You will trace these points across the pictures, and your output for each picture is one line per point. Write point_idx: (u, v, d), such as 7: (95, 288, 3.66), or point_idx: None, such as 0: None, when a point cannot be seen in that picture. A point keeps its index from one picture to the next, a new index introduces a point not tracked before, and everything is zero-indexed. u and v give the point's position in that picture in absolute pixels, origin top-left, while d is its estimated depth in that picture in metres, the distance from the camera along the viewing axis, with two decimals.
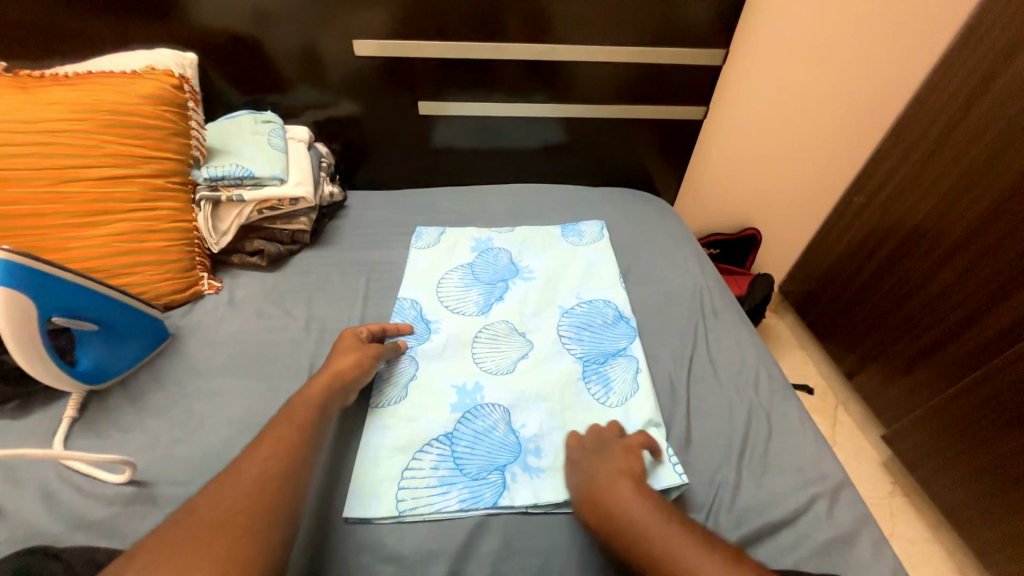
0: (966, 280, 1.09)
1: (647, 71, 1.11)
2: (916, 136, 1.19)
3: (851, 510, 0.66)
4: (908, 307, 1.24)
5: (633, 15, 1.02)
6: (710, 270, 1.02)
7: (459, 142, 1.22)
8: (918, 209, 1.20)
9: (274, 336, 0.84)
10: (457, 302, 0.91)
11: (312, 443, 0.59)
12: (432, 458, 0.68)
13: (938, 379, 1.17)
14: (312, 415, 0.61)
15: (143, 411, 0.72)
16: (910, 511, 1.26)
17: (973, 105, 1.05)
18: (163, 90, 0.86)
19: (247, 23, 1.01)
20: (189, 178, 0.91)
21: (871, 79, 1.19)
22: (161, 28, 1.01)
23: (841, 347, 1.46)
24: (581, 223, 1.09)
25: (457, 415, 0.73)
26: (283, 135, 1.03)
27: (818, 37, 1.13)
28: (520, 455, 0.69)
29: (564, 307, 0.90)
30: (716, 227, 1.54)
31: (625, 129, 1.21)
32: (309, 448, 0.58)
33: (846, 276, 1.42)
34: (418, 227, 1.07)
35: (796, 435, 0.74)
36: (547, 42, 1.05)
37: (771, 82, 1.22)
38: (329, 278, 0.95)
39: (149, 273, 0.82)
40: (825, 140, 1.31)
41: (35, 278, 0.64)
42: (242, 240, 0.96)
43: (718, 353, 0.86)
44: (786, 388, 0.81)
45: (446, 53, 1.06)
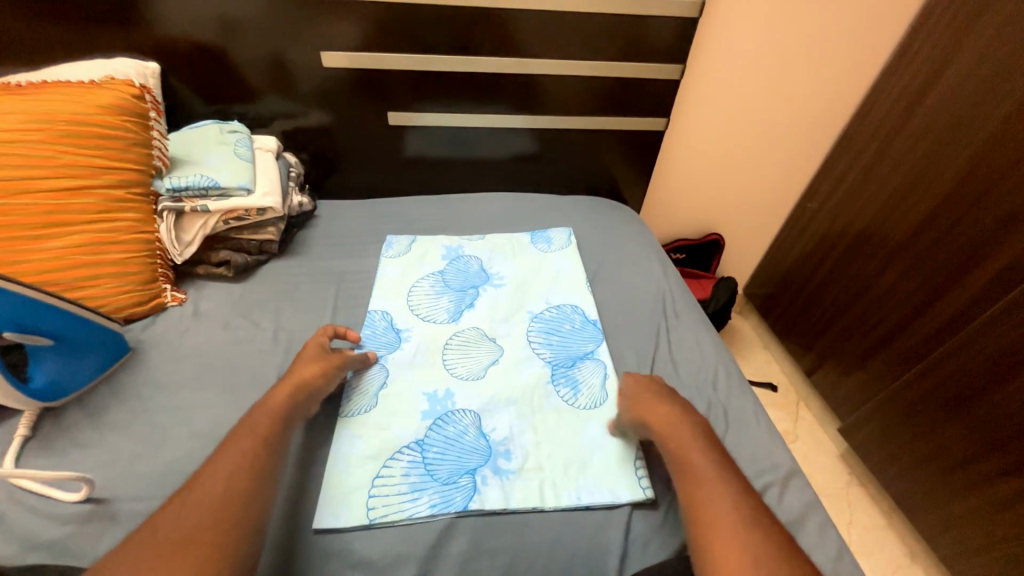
0: (908, 279, 1.18)
1: (610, 84, 1.16)
2: (860, 146, 1.28)
3: (800, 496, 0.71)
4: (858, 305, 1.32)
5: (596, 31, 1.07)
6: (673, 274, 1.07)
7: (430, 152, 1.24)
8: (864, 214, 1.28)
9: (241, 347, 0.83)
10: (428, 310, 0.92)
11: (278, 453, 0.58)
12: (403, 464, 0.69)
13: (886, 372, 1.25)
14: (279, 425, 0.61)
15: (102, 427, 0.70)
16: (866, 499, 1.34)
17: (909, 117, 1.15)
18: (124, 100, 0.85)
19: (213, 33, 1.01)
20: (151, 189, 0.89)
21: (817, 94, 1.28)
22: (121, 36, 1.00)
23: (800, 345, 1.54)
24: (550, 230, 1.12)
25: (428, 421, 0.74)
26: (250, 145, 1.02)
27: (769, 54, 1.21)
28: (490, 458, 0.70)
29: (533, 312, 0.93)
30: (681, 233, 1.60)
31: (591, 140, 1.26)
32: (275, 457, 0.58)
33: (802, 278, 1.50)
34: (388, 237, 1.08)
35: (752, 427, 0.79)
36: (514, 56, 1.09)
37: (729, 96, 1.29)
38: (298, 287, 0.95)
39: (108, 286, 0.80)
40: (778, 150, 1.39)
41: None
42: (208, 250, 0.95)
43: (679, 352, 0.90)
44: (743, 384, 0.86)
45: (416, 65, 1.08)
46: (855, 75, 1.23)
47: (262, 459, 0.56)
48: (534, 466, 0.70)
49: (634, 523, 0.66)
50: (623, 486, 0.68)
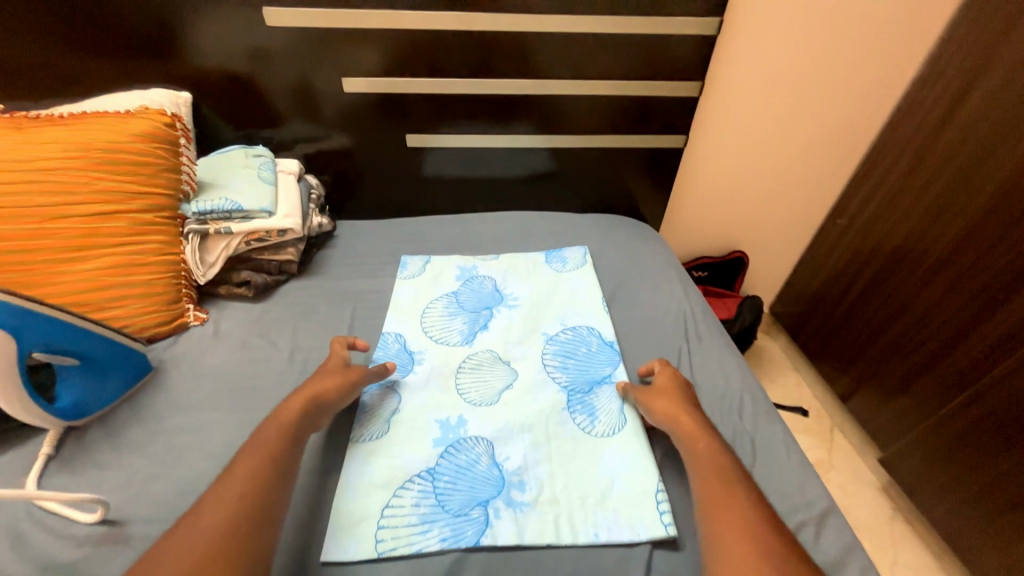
0: (949, 298, 1.11)
1: (628, 102, 1.15)
2: (892, 160, 1.23)
3: (837, 538, 0.65)
4: (896, 327, 1.25)
5: (612, 51, 1.07)
6: (695, 294, 1.03)
7: (449, 172, 1.25)
8: (898, 230, 1.23)
9: (258, 368, 0.84)
10: (442, 331, 0.91)
11: (272, 486, 0.58)
12: (412, 495, 0.67)
13: (930, 398, 1.17)
14: (278, 455, 0.62)
15: (120, 449, 0.70)
16: (912, 537, 1.24)
17: (943, 130, 1.11)
18: (156, 128, 0.88)
19: (242, 63, 1.06)
20: (179, 212, 0.92)
21: (841, 107, 1.24)
22: (158, 68, 1.05)
23: (834, 368, 1.46)
24: (565, 249, 1.10)
25: (439, 449, 0.72)
26: (273, 169, 1.05)
27: (789, 69, 1.19)
28: (503, 490, 0.67)
29: (548, 334, 0.91)
30: (703, 250, 1.56)
31: (609, 158, 1.25)
32: (273, 492, 0.58)
33: (833, 297, 1.44)
34: (404, 257, 1.08)
35: (781, 459, 0.74)
36: (531, 77, 1.10)
37: (749, 111, 1.26)
38: (316, 307, 0.96)
39: (134, 307, 0.83)
40: (802, 167, 1.35)
41: (21, 315, 0.65)
42: (229, 271, 0.97)
43: (702, 376, 0.86)
44: (771, 411, 0.81)
45: (436, 87, 1.10)
46: (881, 88, 1.20)
47: (261, 494, 0.56)
48: (549, 498, 0.67)
49: (655, 563, 0.62)
50: (647, 522, 0.64)
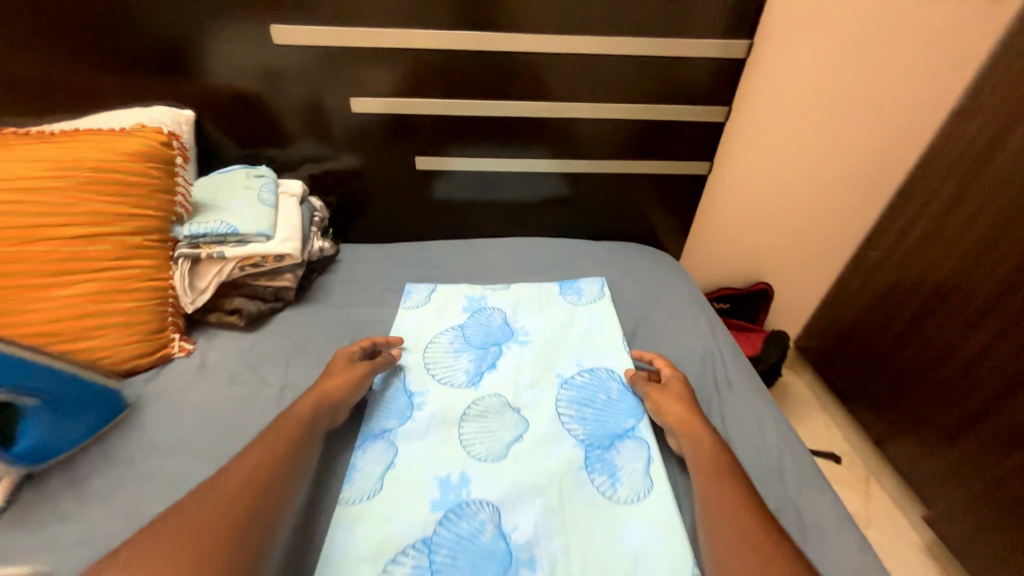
0: (1002, 345, 1.00)
1: (649, 126, 1.09)
2: (932, 190, 1.15)
3: None
4: (940, 372, 1.14)
5: (633, 73, 1.01)
6: (722, 333, 0.94)
7: (459, 195, 1.19)
8: (940, 266, 1.13)
9: (242, 407, 0.76)
10: (445, 370, 0.83)
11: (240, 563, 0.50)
12: (405, 571, 0.58)
13: (984, 454, 1.05)
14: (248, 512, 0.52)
15: (78, 503, 0.63)
16: None
17: (989, 160, 1.02)
18: (150, 146, 0.83)
19: (247, 81, 1.02)
20: (170, 235, 0.86)
21: (876, 135, 1.16)
22: (161, 85, 1.02)
23: (869, 412, 1.34)
24: (580, 280, 1.02)
25: (438, 514, 0.63)
26: (275, 190, 1.00)
27: (819, 96, 1.12)
28: (509, 569, 0.58)
29: (563, 376, 0.82)
30: (726, 281, 1.47)
31: (628, 184, 1.18)
32: (242, 563, 0.48)
33: (866, 335, 1.33)
34: (408, 285, 1.01)
35: (834, 537, 0.64)
36: (545, 100, 1.04)
37: (777, 138, 1.19)
38: (311, 339, 0.89)
39: (113, 337, 0.76)
40: (833, 197, 1.27)
41: None
42: (222, 298, 0.91)
43: (735, 432, 0.76)
44: (817, 476, 0.71)
45: (446, 109, 1.05)
46: (918, 116, 1.12)
47: None
48: None
49: None
50: None
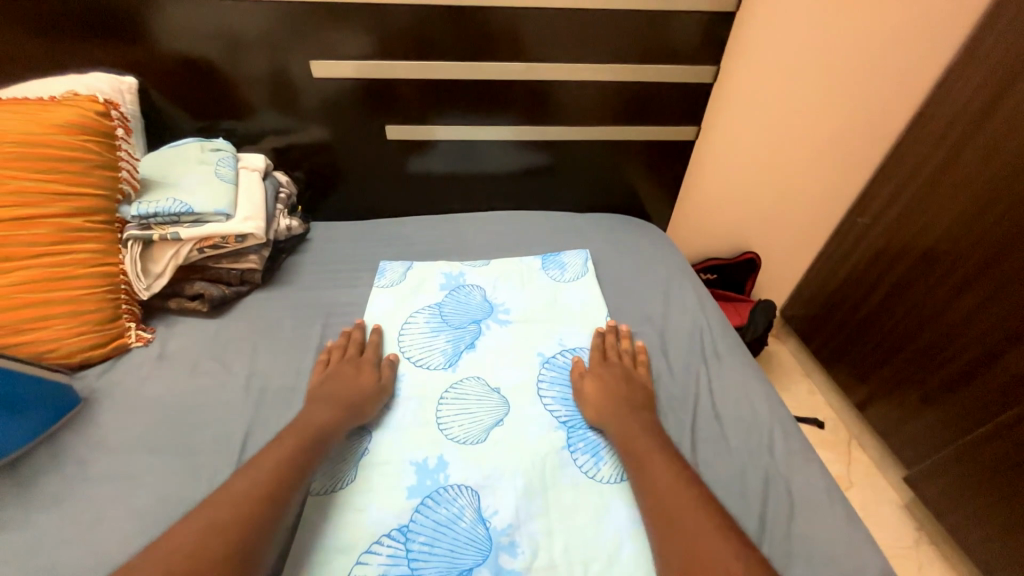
0: (988, 309, 1.00)
1: (634, 88, 1.02)
2: (927, 152, 1.11)
3: None
4: (924, 337, 1.14)
5: (617, 30, 0.94)
6: (711, 306, 0.92)
7: (435, 167, 1.12)
8: (931, 229, 1.11)
9: (206, 397, 0.72)
10: (422, 352, 0.79)
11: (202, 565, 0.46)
12: (381, 561, 0.55)
13: (965, 416, 1.06)
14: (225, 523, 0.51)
15: (27, 505, 0.58)
16: (940, 562, 1.15)
17: (987, 119, 0.98)
18: (85, 117, 0.75)
19: (194, 43, 0.92)
20: (117, 216, 0.80)
21: (869, 96, 1.12)
22: (97, 50, 0.92)
23: (851, 377, 1.35)
24: (563, 254, 0.98)
25: (415, 501, 0.61)
26: (234, 164, 0.93)
27: (809, 57, 1.08)
28: (490, 555, 0.56)
29: (545, 355, 0.79)
30: (713, 251, 1.44)
31: (613, 152, 1.12)
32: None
33: (852, 302, 1.33)
34: (382, 263, 0.96)
35: (824, 510, 0.62)
36: (523, 61, 0.97)
37: (766, 102, 1.14)
38: (280, 323, 0.84)
39: (59, 328, 0.71)
40: (824, 161, 1.23)
41: None
42: (181, 282, 0.85)
43: (724, 405, 0.74)
44: (807, 448, 0.69)
45: (418, 72, 0.97)
46: (915, 74, 1.07)
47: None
48: (544, 564, 0.56)
49: None
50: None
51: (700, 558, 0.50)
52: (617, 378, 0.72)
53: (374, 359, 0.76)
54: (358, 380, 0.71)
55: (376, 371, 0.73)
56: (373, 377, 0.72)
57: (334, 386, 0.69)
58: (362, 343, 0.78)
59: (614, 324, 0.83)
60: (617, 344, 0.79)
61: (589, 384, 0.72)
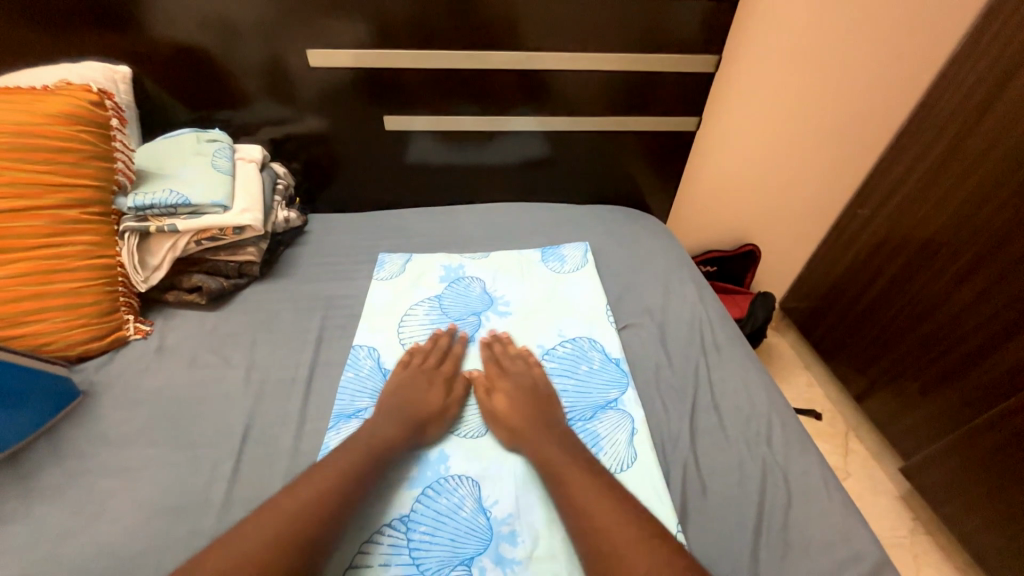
0: (989, 301, 1.00)
1: (635, 78, 1.01)
2: (927, 142, 1.10)
3: None
4: (923, 329, 1.14)
5: (617, 19, 0.93)
6: (710, 298, 0.91)
7: (433, 159, 1.11)
8: (931, 221, 1.10)
9: (206, 389, 0.71)
10: (422, 344, 0.79)
11: None
12: (382, 550, 0.56)
13: (963, 408, 1.07)
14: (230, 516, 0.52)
15: (29, 497, 0.59)
16: (934, 550, 1.16)
17: (989, 110, 0.97)
18: (80, 108, 0.74)
19: (188, 32, 0.91)
20: (113, 208, 0.79)
21: (871, 86, 1.11)
22: (89, 38, 0.91)
23: (850, 369, 1.36)
24: (563, 246, 0.98)
25: (416, 491, 0.61)
26: (230, 155, 0.92)
27: (811, 46, 1.06)
28: (490, 544, 0.57)
29: (545, 347, 0.79)
30: (712, 243, 1.44)
31: (612, 142, 1.11)
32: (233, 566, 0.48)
33: (851, 294, 1.33)
34: (381, 255, 0.96)
35: (820, 500, 0.62)
36: (522, 50, 0.96)
37: (767, 92, 1.13)
38: (279, 315, 0.84)
39: (56, 321, 0.70)
40: (825, 152, 1.22)
41: None
42: (179, 274, 0.84)
43: (723, 396, 0.74)
44: (804, 439, 0.69)
45: (416, 62, 0.96)
46: (919, 64, 1.06)
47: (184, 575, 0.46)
48: (544, 553, 0.56)
49: None
50: None
51: None
52: (523, 392, 0.69)
53: (452, 373, 0.73)
54: (429, 396, 0.68)
55: (447, 389, 0.70)
56: (440, 396, 0.69)
57: (403, 397, 0.68)
58: (445, 354, 0.76)
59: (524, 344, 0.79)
60: (509, 353, 0.77)
61: (498, 401, 0.68)
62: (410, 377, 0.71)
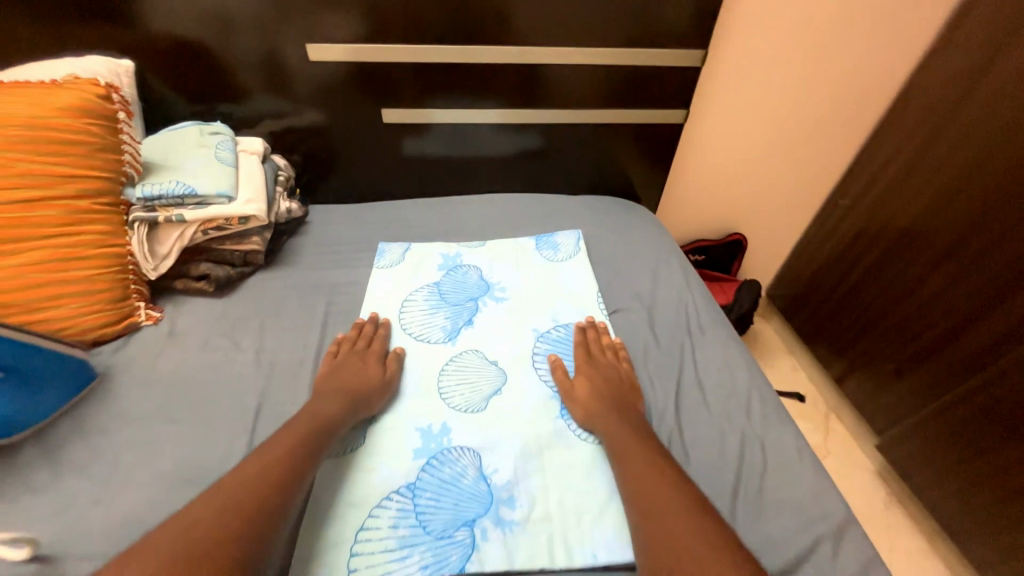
0: (961, 285, 1.06)
1: (624, 72, 1.05)
2: (904, 135, 1.15)
3: (858, 554, 0.59)
4: (899, 313, 1.20)
5: (607, 15, 0.97)
6: (697, 283, 0.96)
7: (429, 151, 1.15)
8: (907, 211, 1.16)
9: (218, 371, 0.75)
10: (423, 328, 0.83)
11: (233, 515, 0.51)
12: (390, 515, 0.60)
13: (934, 386, 1.13)
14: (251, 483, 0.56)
15: (55, 471, 0.62)
16: (907, 521, 1.23)
17: (962, 103, 1.02)
18: (88, 101, 0.77)
19: (189, 26, 0.93)
20: (122, 198, 0.82)
21: (851, 81, 1.15)
22: (91, 32, 0.92)
23: (831, 352, 1.42)
24: (556, 235, 1.02)
25: (421, 462, 0.65)
26: (233, 147, 0.95)
27: (795, 42, 1.11)
28: (491, 507, 0.61)
29: (539, 330, 0.83)
30: (700, 233, 1.49)
31: (603, 135, 1.15)
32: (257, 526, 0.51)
33: (833, 281, 1.38)
34: (381, 244, 0.99)
35: (794, 466, 0.67)
36: (516, 44, 0.99)
37: (752, 86, 1.17)
38: (285, 301, 0.87)
39: (71, 307, 0.73)
40: (808, 144, 1.27)
41: None
42: (187, 263, 0.87)
43: (707, 374, 0.79)
44: (781, 412, 0.75)
45: (414, 55, 0.98)
46: (896, 60, 1.11)
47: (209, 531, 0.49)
48: (541, 515, 0.61)
49: None
50: None
51: (678, 505, 0.56)
52: (606, 381, 0.73)
53: (380, 352, 0.77)
54: (365, 372, 0.72)
55: (382, 365, 0.75)
56: (378, 370, 0.73)
57: (342, 376, 0.71)
58: (371, 336, 0.80)
59: (593, 320, 0.84)
60: (602, 344, 0.80)
61: (580, 385, 0.73)
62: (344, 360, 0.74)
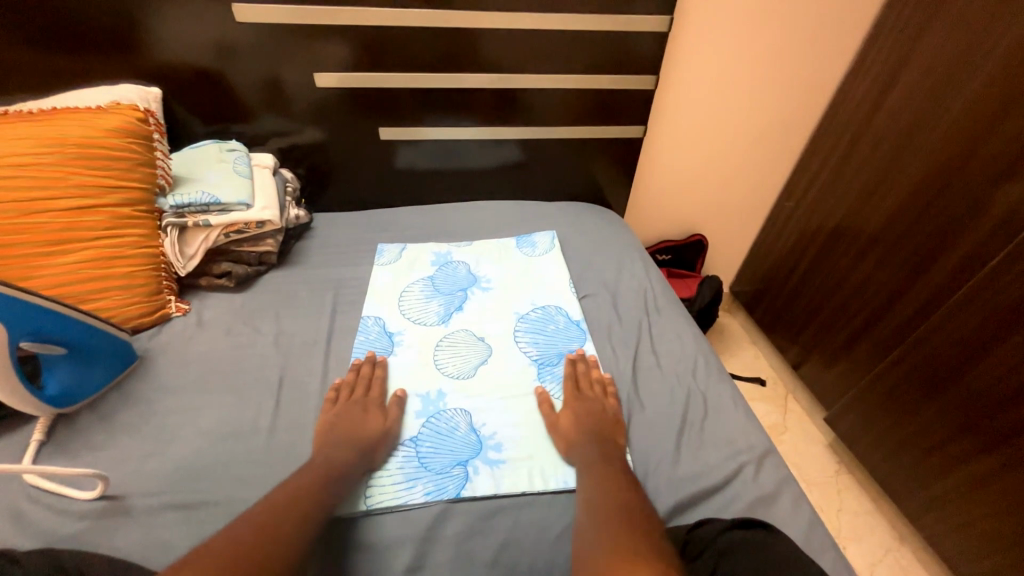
0: (881, 271, 1.23)
1: (589, 94, 1.22)
2: (831, 145, 1.35)
3: (774, 474, 0.74)
4: (836, 298, 1.37)
5: (572, 47, 1.13)
6: (655, 273, 1.12)
7: (420, 163, 1.29)
8: (836, 209, 1.34)
9: (243, 352, 0.87)
10: (419, 313, 0.97)
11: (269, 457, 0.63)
12: (397, 459, 0.73)
13: (869, 360, 1.28)
14: None
15: (112, 431, 0.74)
16: (855, 486, 1.37)
17: (873, 116, 1.22)
18: (129, 123, 0.90)
19: (210, 58, 1.07)
20: (156, 207, 0.95)
21: (783, 101, 1.35)
22: (123, 63, 1.06)
23: (785, 338, 1.59)
24: (534, 235, 1.17)
25: (421, 419, 0.79)
26: (248, 162, 1.08)
27: (735, 68, 1.28)
28: (480, 451, 0.75)
29: (520, 313, 0.97)
30: (665, 234, 1.66)
31: (574, 147, 1.32)
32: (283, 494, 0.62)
33: (784, 273, 1.56)
34: (381, 245, 1.13)
35: (729, 412, 0.82)
36: (494, 71, 1.15)
37: (701, 104, 1.34)
38: (297, 294, 1.00)
39: (116, 298, 0.85)
40: (753, 154, 1.46)
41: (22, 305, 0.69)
42: (210, 263, 1.00)
43: (661, 344, 0.94)
44: (722, 372, 0.90)
45: (407, 81, 1.14)
46: (817, 80, 1.31)
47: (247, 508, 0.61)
48: (523, 455, 0.74)
49: None
50: None
51: None
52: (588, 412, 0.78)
53: (379, 398, 0.80)
54: (366, 422, 0.75)
55: (383, 414, 0.77)
56: (379, 420, 0.76)
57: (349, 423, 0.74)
58: (370, 380, 0.83)
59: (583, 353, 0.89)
60: (589, 376, 0.85)
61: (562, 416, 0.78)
62: (343, 404, 0.77)
